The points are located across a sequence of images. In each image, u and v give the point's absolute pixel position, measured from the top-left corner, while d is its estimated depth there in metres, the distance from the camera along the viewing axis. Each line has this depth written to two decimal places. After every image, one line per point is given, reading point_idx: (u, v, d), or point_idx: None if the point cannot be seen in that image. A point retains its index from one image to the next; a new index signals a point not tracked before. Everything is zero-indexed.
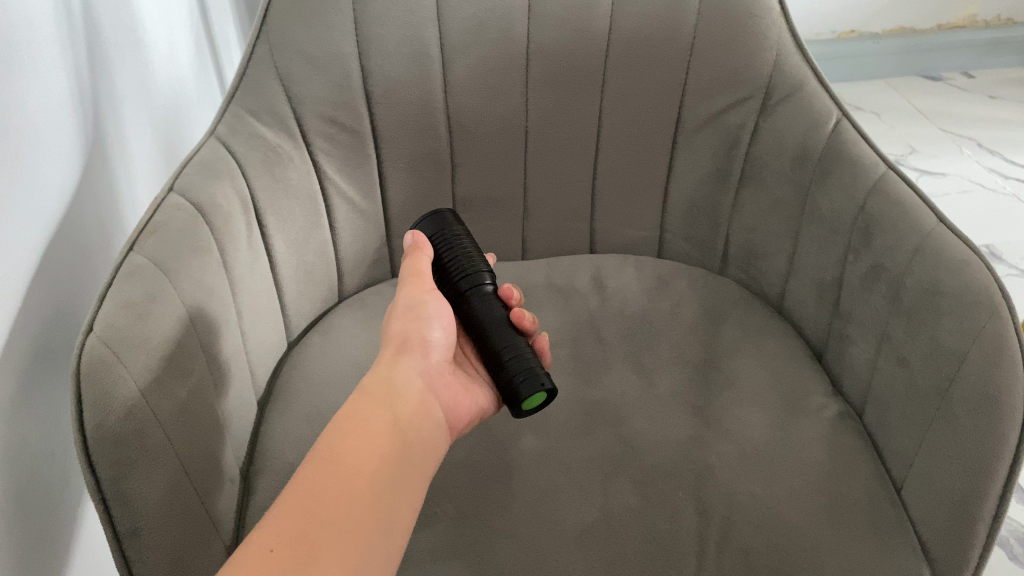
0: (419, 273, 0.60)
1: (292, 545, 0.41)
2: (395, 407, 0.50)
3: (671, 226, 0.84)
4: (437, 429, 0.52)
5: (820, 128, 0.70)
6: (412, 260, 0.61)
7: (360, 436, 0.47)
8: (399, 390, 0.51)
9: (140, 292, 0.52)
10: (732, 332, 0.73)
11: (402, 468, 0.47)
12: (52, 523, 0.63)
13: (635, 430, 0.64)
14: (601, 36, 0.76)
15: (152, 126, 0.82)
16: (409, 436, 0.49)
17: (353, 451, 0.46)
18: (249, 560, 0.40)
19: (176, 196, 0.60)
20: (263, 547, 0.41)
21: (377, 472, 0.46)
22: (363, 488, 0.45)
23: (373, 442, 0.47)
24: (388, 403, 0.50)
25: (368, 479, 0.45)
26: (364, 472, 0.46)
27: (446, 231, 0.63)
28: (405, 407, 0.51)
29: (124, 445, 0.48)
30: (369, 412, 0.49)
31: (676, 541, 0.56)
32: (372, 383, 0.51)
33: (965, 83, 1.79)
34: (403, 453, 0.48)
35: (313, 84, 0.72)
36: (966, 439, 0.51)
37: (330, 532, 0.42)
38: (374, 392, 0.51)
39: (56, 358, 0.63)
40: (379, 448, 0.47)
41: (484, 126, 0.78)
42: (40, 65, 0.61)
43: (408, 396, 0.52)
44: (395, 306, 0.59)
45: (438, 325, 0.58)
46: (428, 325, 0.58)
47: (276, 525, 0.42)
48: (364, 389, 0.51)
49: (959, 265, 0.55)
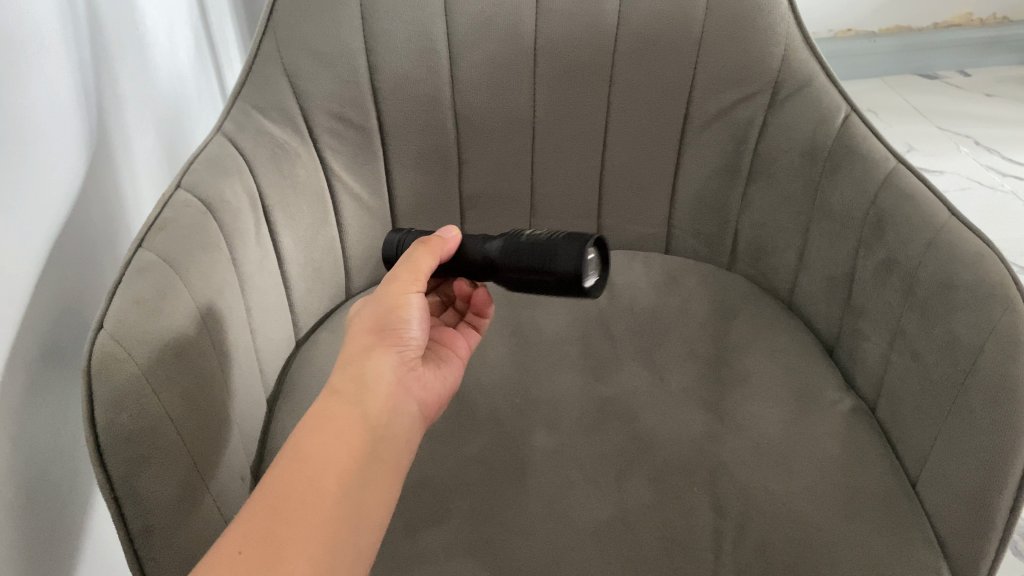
0: (417, 274, 0.54)
1: (260, 547, 0.41)
2: (366, 402, 0.48)
3: (678, 222, 0.84)
4: (409, 422, 0.51)
5: (830, 122, 0.70)
6: (413, 253, 0.55)
7: (329, 434, 0.46)
8: (370, 385, 0.49)
9: (152, 289, 0.52)
10: (743, 328, 0.73)
11: (374, 465, 0.47)
12: (63, 524, 0.62)
13: (649, 426, 0.64)
14: (610, 31, 0.75)
15: (154, 123, 0.81)
16: (380, 431, 0.48)
17: (321, 450, 0.45)
18: (217, 562, 0.40)
19: (184, 193, 0.60)
20: (231, 550, 0.40)
21: (348, 471, 0.45)
22: (332, 487, 0.44)
23: (343, 439, 0.46)
24: (359, 399, 0.48)
25: (338, 478, 0.44)
26: (335, 470, 0.45)
27: (555, 246, 0.52)
28: (376, 402, 0.49)
29: (136, 444, 0.47)
30: (338, 409, 0.47)
31: (692, 537, 0.56)
32: (341, 380, 0.49)
33: (962, 81, 1.80)
34: (374, 451, 0.47)
35: (321, 80, 0.71)
36: (981, 432, 0.51)
37: (301, 532, 0.42)
38: (343, 388, 0.48)
39: (63, 359, 0.63)
40: (350, 446, 0.46)
41: (492, 122, 0.78)
42: (44, 60, 0.60)
43: (379, 391, 0.49)
44: (376, 299, 0.53)
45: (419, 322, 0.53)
46: (406, 324, 0.53)
47: (244, 526, 0.42)
48: (333, 386, 0.49)
49: (973, 259, 0.55)
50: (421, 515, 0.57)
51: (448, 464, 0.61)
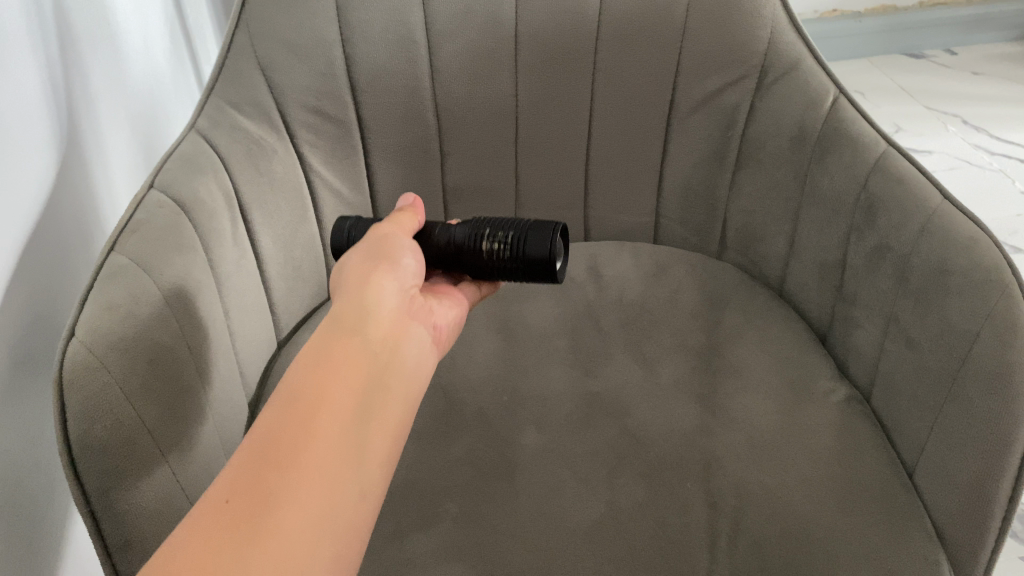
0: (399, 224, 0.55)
1: (248, 494, 0.37)
2: (368, 332, 0.45)
3: (667, 211, 0.82)
4: (419, 348, 0.48)
5: (818, 106, 0.69)
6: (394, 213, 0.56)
7: (328, 370, 0.43)
8: (372, 312, 0.46)
9: (124, 294, 0.50)
10: (733, 318, 0.71)
11: (377, 401, 0.43)
12: (40, 538, 0.61)
13: (639, 421, 0.63)
14: (591, 17, 0.73)
15: (128, 120, 0.79)
16: (384, 365, 0.45)
17: (320, 387, 0.42)
18: (203, 513, 0.37)
19: (157, 193, 0.58)
20: (218, 500, 0.37)
21: (348, 409, 0.42)
22: (329, 428, 0.41)
23: (342, 374, 0.43)
24: (360, 330, 0.45)
25: (337, 418, 0.41)
26: (335, 408, 0.41)
27: (548, 231, 0.54)
28: (378, 331, 0.46)
29: (110, 456, 0.46)
30: (338, 340, 0.44)
31: (686, 535, 0.54)
32: (341, 309, 0.46)
33: (949, 60, 1.78)
34: (377, 384, 0.44)
35: (297, 74, 0.70)
36: (979, 421, 0.50)
37: (297, 478, 0.38)
38: (343, 318, 0.45)
39: (37, 367, 0.61)
40: (349, 383, 0.42)
41: (474, 113, 0.76)
42: (9, 59, 0.58)
43: (382, 318, 0.47)
44: (366, 240, 0.53)
45: (411, 254, 0.52)
46: (399, 251, 0.52)
47: (234, 475, 0.38)
48: (332, 318, 0.45)
49: (968, 244, 0.53)
50: (410, 518, 0.56)
51: (435, 466, 0.59)
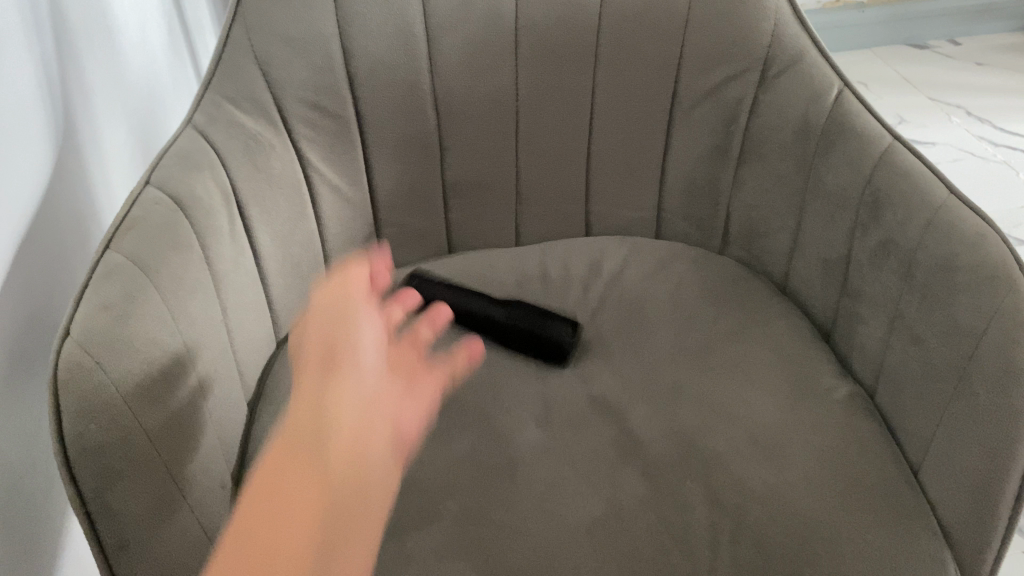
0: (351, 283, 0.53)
1: None
2: (321, 398, 0.44)
3: (669, 206, 0.81)
4: (385, 399, 0.46)
5: (822, 100, 0.68)
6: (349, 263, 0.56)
7: (282, 460, 0.42)
8: (323, 374, 0.46)
9: (119, 292, 0.50)
10: (736, 314, 0.71)
11: (343, 451, 0.42)
12: (35, 539, 0.60)
13: (640, 420, 0.62)
14: (592, 9, 0.73)
15: (126, 115, 0.78)
16: (340, 418, 0.43)
17: (278, 478, 0.41)
18: None
19: (153, 189, 0.58)
20: None
21: (310, 471, 0.41)
22: (299, 497, 0.40)
23: (296, 449, 0.42)
24: (315, 406, 0.44)
25: (304, 486, 0.40)
26: (300, 477, 0.41)
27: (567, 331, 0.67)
28: (335, 391, 0.45)
29: (105, 456, 0.45)
30: (294, 427, 0.43)
31: (688, 533, 0.54)
32: (297, 402, 0.45)
33: (953, 50, 1.77)
34: (343, 435, 0.42)
35: (294, 68, 0.69)
36: (986, 419, 0.49)
37: (276, 563, 0.37)
38: (298, 413, 0.44)
39: (32, 366, 0.60)
40: (305, 454, 0.42)
41: (474, 107, 0.75)
42: (4, 53, 0.58)
43: (337, 376, 0.46)
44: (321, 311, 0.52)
45: (368, 321, 0.50)
46: (350, 311, 0.50)
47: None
48: (290, 418, 0.45)
49: (975, 239, 0.53)
50: (410, 516, 0.55)
51: (435, 464, 0.59)
